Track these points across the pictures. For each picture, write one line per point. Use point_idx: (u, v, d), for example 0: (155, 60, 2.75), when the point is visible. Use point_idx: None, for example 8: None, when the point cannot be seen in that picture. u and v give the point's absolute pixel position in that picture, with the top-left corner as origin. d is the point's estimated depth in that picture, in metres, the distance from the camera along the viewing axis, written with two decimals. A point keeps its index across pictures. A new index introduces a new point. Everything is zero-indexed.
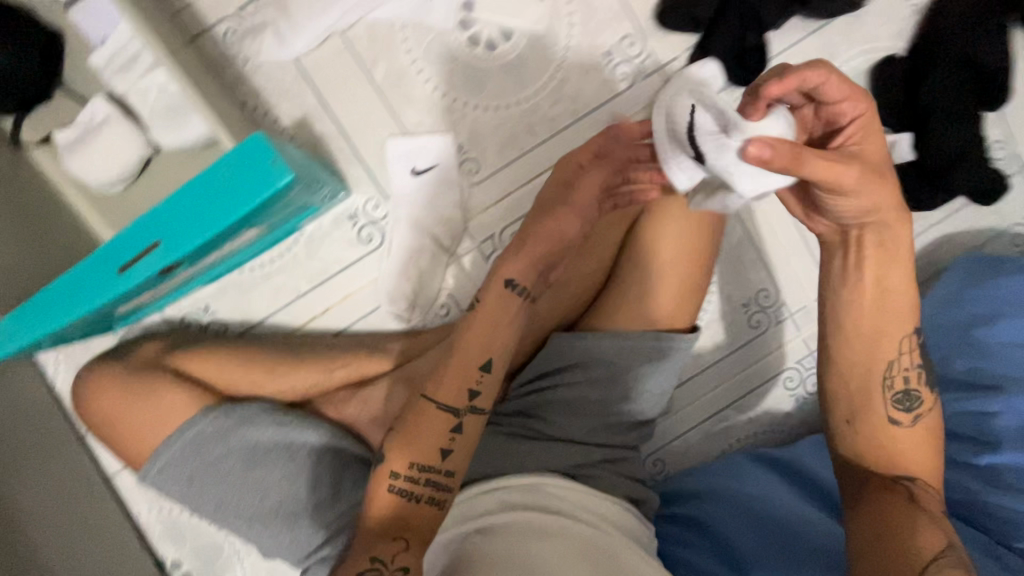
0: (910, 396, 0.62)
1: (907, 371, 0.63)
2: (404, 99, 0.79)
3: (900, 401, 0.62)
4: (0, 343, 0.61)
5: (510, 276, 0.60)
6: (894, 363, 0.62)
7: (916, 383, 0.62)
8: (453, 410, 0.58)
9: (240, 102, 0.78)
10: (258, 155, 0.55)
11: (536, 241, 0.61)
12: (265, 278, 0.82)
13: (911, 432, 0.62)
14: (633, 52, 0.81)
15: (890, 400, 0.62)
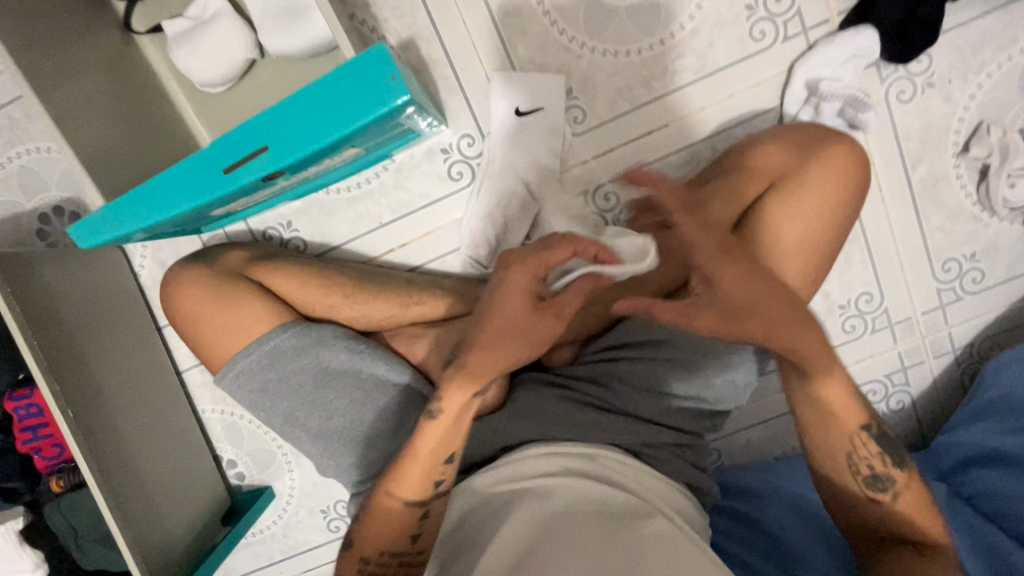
0: (880, 480, 0.60)
1: (871, 458, 0.61)
2: (518, 32, 0.74)
3: (871, 486, 0.61)
4: (101, 228, 0.61)
5: (471, 390, 0.59)
6: (854, 451, 0.61)
7: (883, 467, 0.60)
8: (420, 501, 0.61)
9: (349, 14, 0.74)
10: (377, 67, 0.52)
11: (491, 360, 0.58)
12: (349, 203, 0.80)
13: (896, 512, 0.60)
14: (779, 9, 0.72)
15: (861, 482, 0.61)
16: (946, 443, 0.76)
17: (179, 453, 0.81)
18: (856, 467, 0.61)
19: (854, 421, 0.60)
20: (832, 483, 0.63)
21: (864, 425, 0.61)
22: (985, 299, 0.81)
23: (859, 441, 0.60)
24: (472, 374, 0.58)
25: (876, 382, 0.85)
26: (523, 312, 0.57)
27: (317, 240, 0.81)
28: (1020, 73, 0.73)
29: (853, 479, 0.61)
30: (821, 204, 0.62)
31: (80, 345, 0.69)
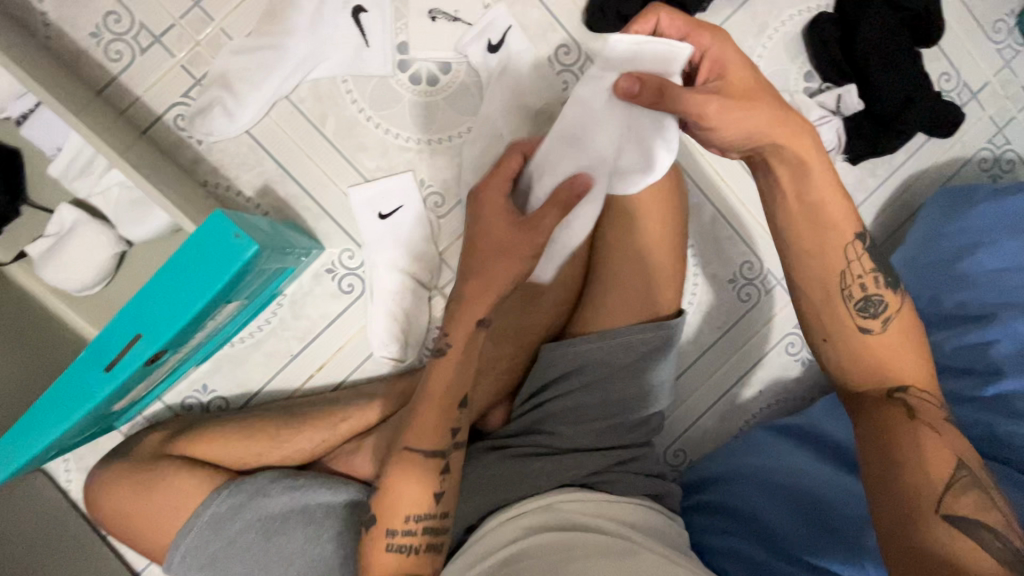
0: (870, 303, 0.61)
1: (862, 278, 0.62)
2: (359, 147, 0.81)
3: (864, 310, 0.61)
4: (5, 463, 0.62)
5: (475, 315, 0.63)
6: (847, 270, 0.62)
7: (875, 287, 0.62)
8: (440, 452, 0.63)
9: (202, 182, 0.79)
10: (220, 232, 0.57)
11: (483, 288, 0.63)
12: (256, 347, 0.82)
13: (884, 337, 0.61)
14: (569, 60, 0.83)
15: (853, 306, 0.62)
16: None
17: None
18: (847, 290, 0.62)
19: (848, 233, 0.62)
20: (822, 317, 0.63)
21: (856, 238, 0.62)
22: None
23: (853, 257, 0.62)
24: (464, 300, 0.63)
25: (792, 334, 0.91)
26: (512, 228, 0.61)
27: (236, 393, 0.82)
28: (782, 47, 0.86)
29: (846, 307, 0.62)
30: (649, 205, 0.70)
31: None
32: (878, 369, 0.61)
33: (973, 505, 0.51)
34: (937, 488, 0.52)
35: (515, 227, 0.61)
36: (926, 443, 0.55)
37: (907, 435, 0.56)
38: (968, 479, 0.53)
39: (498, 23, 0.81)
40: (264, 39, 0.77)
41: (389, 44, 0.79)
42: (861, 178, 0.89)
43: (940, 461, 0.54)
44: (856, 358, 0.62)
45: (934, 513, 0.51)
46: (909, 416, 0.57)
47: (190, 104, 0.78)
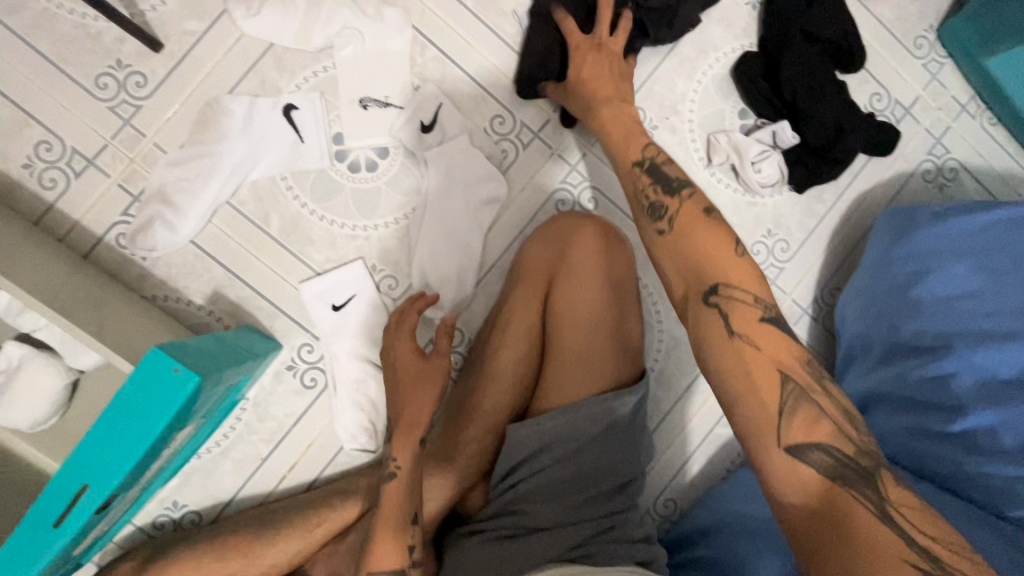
0: (657, 208, 0.61)
1: (650, 189, 0.63)
2: (306, 242, 0.81)
3: (654, 215, 0.61)
4: None
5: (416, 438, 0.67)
6: (635, 186, 0.64)
7: (658, 194, 0.62)
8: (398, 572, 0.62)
9: (150, 296, 0.79)
10: (158, 368, 0.56)
11: (419, 416, 0.67)
12: (224, 455, 0.80)
13: (681, 239, 0.58)
14: (505, 129, 0.84)
15: (646, 217, 0.62)
16: None
17: None
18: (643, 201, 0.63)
19: (630, 158, 0.67)
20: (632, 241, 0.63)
21: (637, 164, 0.66)
22: (801, 259, 0.90)
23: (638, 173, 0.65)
24: (410, 429, 0.67)
25: None
26: (417, 362, 0.68)
27: (209, 505, 0.80)
28: (714, 89, 0.87)
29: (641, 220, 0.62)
30: (593, 278, 0.72)
31: None
32: (690, 274, 0.56)
33: (806, 420, 0.49)
34: (770, 414, 0.50)
35: (418, 363, 0.68)
36: (750, 365, 0.52)
37: (730, 348, 0.52)
38: (796, 392, 0.50)
39: (429, 100, 0.81)
40: (197, 148, 0.77)
41: (324, 137, 0.80)
42: (810, 206, 0.90)
43: (765, 378, 0.51)
44: (674, 266, 0.58)
45: (774, 442, 0.49)
46: (728, 331, 0.53)
47: (130, 221, 0.78)
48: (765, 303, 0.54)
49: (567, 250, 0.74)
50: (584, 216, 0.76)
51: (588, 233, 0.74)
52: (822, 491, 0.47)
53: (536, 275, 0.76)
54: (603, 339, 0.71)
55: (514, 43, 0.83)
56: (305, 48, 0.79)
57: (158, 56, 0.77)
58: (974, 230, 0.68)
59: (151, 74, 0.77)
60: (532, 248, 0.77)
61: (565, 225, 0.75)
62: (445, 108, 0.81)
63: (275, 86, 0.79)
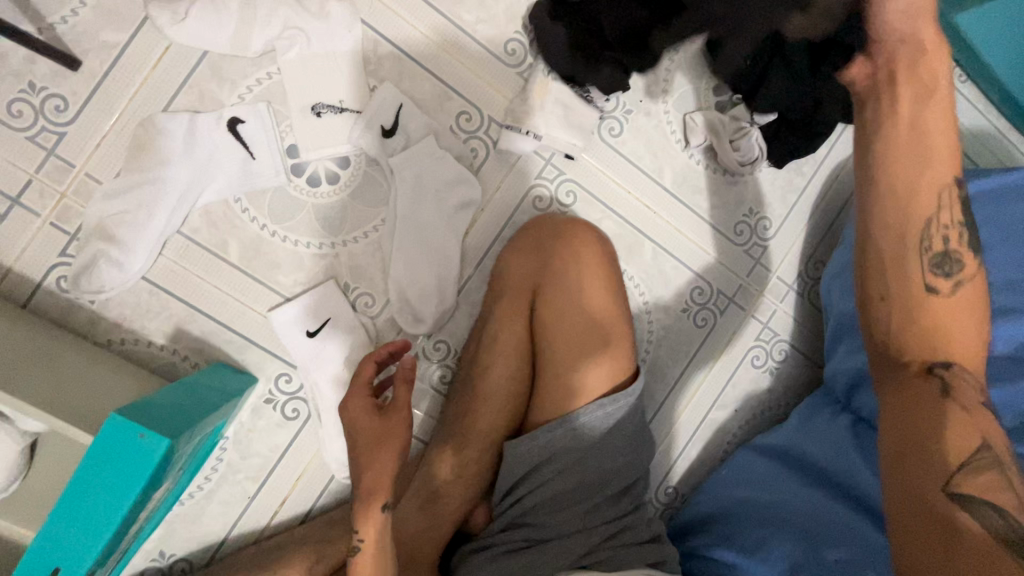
0: (944, 262, 0.52)
1: (947, 230, 0.53)
2: (271, 266, 0.75)
3: (937, 265, 0.52)
4: None
5: (377, 502, 0.63)
6: (935, 214, 0.52)
7: (958, 242, 0.52)
8: None
9: (106, 342, 0.72)
10: (122, 437, 0.51)
11: (378, 481, 0.63)
12: (209, 498, 0.76)
13: (941, 309, 0.52)
14: (473, 126, 0.79)
15: (925, 261, 0.52)
16: (833, 372, 0.82)
17: None
18: (924, 241, 0.52)
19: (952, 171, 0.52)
20: (880, 273, 0.54)
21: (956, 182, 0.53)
22: (784, 236, 0.89)
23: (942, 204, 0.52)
24: (371, 493, 0.62)
25: (756, 347, 0.91)
26: (372, 421, 0.64)
27: (198, 550, 0.76)
28: (686, 67, 0.84)
29: (918, 258, 0.52)
30: (580, 284, 0.69)
31: None
32: (920, 338, 0.53)
33: (986, 485, 0.47)
34: (949, 466, 0.48)
35: (373, 421, 0.64)
36: (950, 426, 0.49)
37: (934, 403, 0.50)
38: (988, 459, 0.49)
39: (389, 103, 0.75)
40: (136, 175, 0.70)
41: (276, 151, 0.73)
42: (790, 180, 0.88)
43: (959, 438, 0.49)
44: (910, 319, 0.53)
45: (943, 489, 0.47)
46: (943, 396, 0.50)
47: (71, 263, 0.70)
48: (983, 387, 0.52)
49: (548, 254, 0.71)
50: (564, 220, 0.72)
51: (577, 237, 0.71)
52: (990, 550, 0.44)
53: (520, 285, 0.72)
54: (595, 343, 0.69)
55: (476, 33, 0.78)
56: (245, 54, 0.71)
57: (77, 75, 0.69)
58: (961, 202, 0.68)
59: (71, 95, 0.69)
60: (509, 254, 0.73)
61: (546, 229, 0.72)
62: (408, 110, 0.76)
63: (217, 100, 0.72)
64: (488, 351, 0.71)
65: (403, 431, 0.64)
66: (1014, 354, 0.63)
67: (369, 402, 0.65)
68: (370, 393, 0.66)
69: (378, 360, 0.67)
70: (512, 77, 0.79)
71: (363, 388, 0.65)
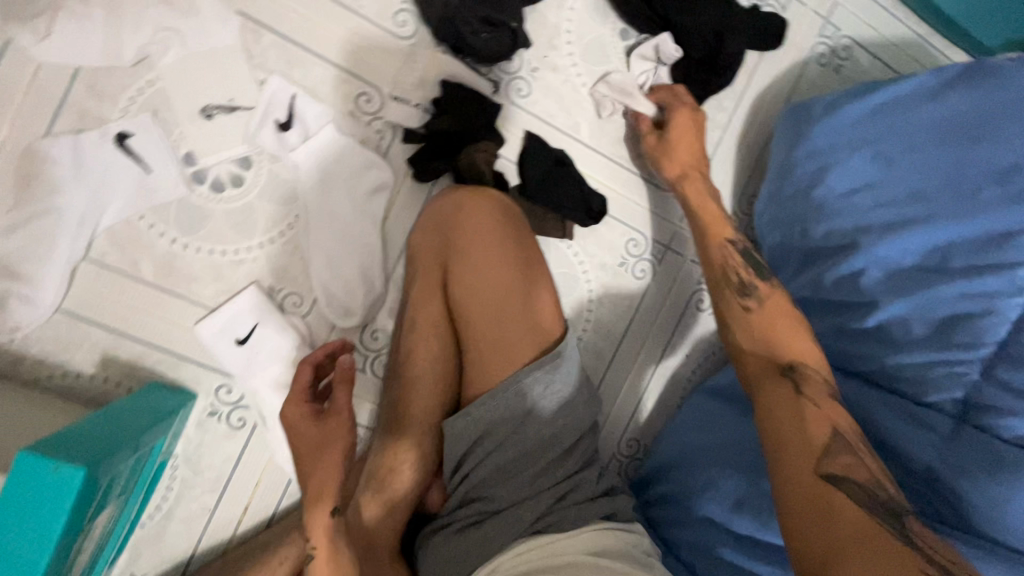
0: (746, 288, 0.67)
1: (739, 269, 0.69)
2: (190, 279, 0.74)
3: (742, 293, 0.67)
4: None
5: (326, 506, 0.59)
6: (726, 262, 0.70)
7: (749, 276, 0.67)
8: None
9: (33, 379, 0.71)
10: (36, 472, 0.51)
11: (323, 486, 0.60)
12: (170, 516, 0.76)
13: (757, 327, 0.64)
14: (374, 107, 0.76)
15: (734, 293, 0.67)
16: None
17: None
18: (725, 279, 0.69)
19: (722, 233, 0.72)
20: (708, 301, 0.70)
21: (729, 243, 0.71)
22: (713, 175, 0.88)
23: (727, 253, 0.70)
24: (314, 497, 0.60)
25: (699, 290, 0.90)
26: (311, 426, 0.62)
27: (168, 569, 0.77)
28: (588, 13, 0.81)
29: (727, 292, 0.68)
30: (490, 254, 0.68)
31: None
32: (765, 352, 0.62)
33: (849, 464, 0.51)
34: (816, 452, 0.52)
35: (311, 426, 0.63)
36: (807, 417, 0.54)
37: (787, 402, 0.56)
38: (845, 445, 0.53)
39: (281, 94, 0.73)
40: (27, 207, 0.67)
41: (171, 160, 0.71)
42: (713, 118, 0.86)
43: (816, 428, 0.53)
44: (751, 338, 0.64)
45: (814, 473, 0.50)
46: (796, 394, 0.56)
47: None
48: (828, 381, 0.59)
49: (454, 229, 0.70)
50: (465, 192, 0.71)
51: (475, 208, 0.70)
52: (866, 522, 0.46)
53: (432, 265, 0.71)
54: (515, 311, 0.68)
55: (361, 7, 0.74)
56: (118, 64, 0.68)
57: None
58: (859, 120, 0.69)
59: None
60: (420, 236, 0.73)
61: (450, 204, 0.71)
62: (302, 98, 0.73)
63: (100, 116, 0.69)
64: (416, 333, 0.71)
65: (346, 432, 0.62)
66: (929, 264, 0.62)
67: (307, 409, 0.64)
68: (306, 403, 0.65)
69: (314, 364, 0.66)
70: (404, 49, 0.76)
71: (298, 400, 0.64)
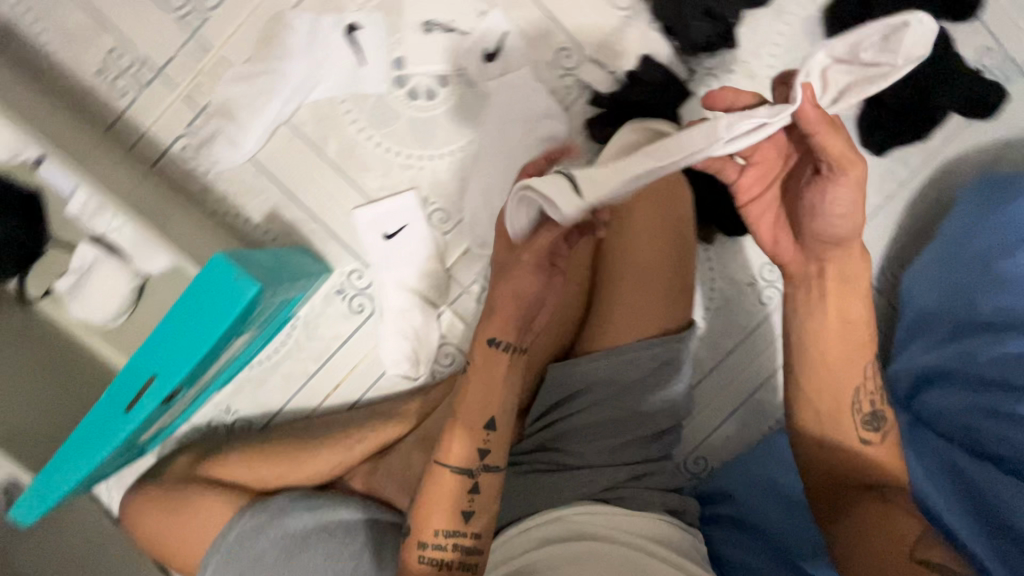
0: (875, 419, 0.65)
1: (873, 395, 0.66)
2: (361, 167, 0.81)
3: (868, 425, 0.65)
4: (23, 515, 0.64)
5: (489, 333, 0.64)
6: (862, 387, 0.65)
7: (882, 404, 0.65)
8: (467, 472, 0.64)
9: (211, 211, 0.81)
10: (221, 275, 0.58)
11: None
12: (274, 368, 0.84)
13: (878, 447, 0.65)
14: (571, 63, 0.80)
15: (858, 420, 0.65)
16: (898, 370, 0.76)
17: None
18: (857, 407, 0.65)
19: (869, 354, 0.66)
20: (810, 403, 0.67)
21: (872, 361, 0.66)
22: (872, 227, 0.85)
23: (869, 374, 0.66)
24: None
25: None
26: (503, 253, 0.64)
27: (258, 413, 0.85)
28: (802, 32, 0.80)
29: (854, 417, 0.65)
30: (650, 225, 0.71)
31: None
32: (853, 463, 0.65)
33: (943, 553, 0.56)
34: (905, 542, 0.57)
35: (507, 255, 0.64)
36: (894, 515, 0.59)
37: (879, 507, 0.60)
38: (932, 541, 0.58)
39: (494, 28, 0.78)
40: (261, 64, 0.77)
41: (384, 59, 0.78)
42: (891, 170, 0.84)
43: (903, 523, 0.59)
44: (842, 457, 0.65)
45: (907, 557, 0.56)
46: (883, 500, 0.61)
47: (195, 134, 0.79)
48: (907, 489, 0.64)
49: None
50: None
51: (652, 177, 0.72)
52: None
53: None
54: (654, 287, 0.70)
55: None
56: None
57: None
58: None
59: None
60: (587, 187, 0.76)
61: None
62: (511, 37, 0.78)
63: (340, 5, 0.77)
64: None
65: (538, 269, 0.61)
66: None
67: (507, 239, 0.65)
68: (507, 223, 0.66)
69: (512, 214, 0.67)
70: (617, 18, 0.79)
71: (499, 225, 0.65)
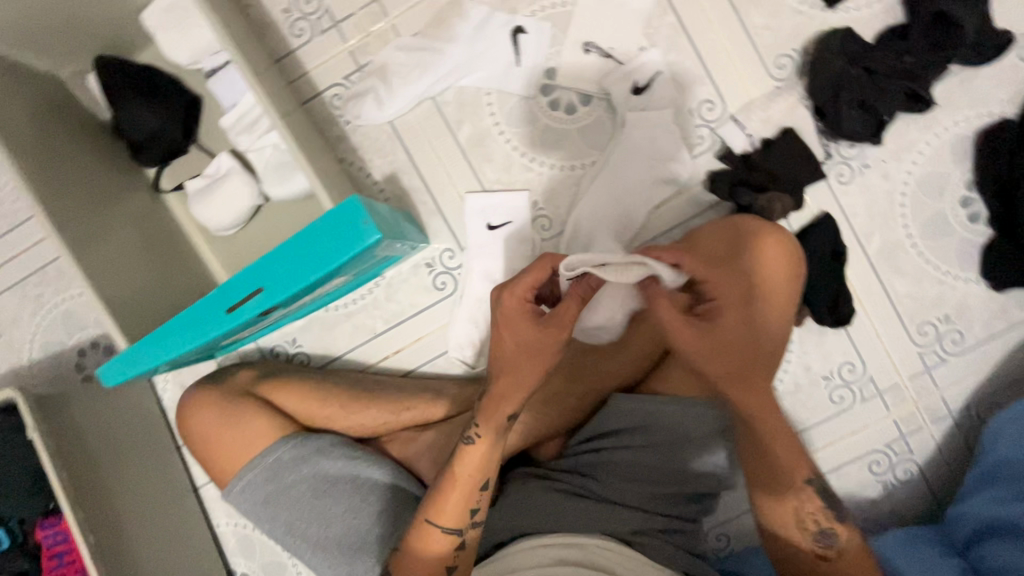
0: (826, 535, 0.64)
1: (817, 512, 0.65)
2: (486, 158, 0.85)
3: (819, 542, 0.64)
4: (111, 375, 0.69)
5: (506, 411, 0.64)
6: (801, 505, 0.65)
7: (827, 521, 0.64)
8: (457, 530, 0.64)
9: (339, 158, 0.86)
10: (351, 215, 0.62)
11: (511, 388, 0.64)
12: (347, 317, 0.88)
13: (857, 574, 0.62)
14: (711, 117, 0.82)
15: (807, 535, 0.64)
16: (959, 513, 0.73)
17: (183, 560, 0.82)
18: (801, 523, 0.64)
19: (802, 471, 0.65)
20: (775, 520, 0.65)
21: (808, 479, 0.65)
22: (967, 360, 0.82)
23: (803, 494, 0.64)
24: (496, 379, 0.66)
25: (880, 452, 0.83)
26: (531, 330, 0.62)
27: (320, 353, 0.89)
28: (949, 148, 0.80)
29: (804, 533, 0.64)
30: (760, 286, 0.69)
31: (80, 465, 0.74)
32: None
33: None
34: None
35: (535, 329, 0.62)
36: None
37: None
38: None
39: (649, 64, 0.81)
40: (428, 40, 0.82)
41: (539, 67, 0.82)
42: (1004, 308, 0.81)
43: None
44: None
45: None
46: None
47: (349, 87, 0.85)
48: None
49: (747, 245, 0.71)
50: (769, 223, 0.73)
51: (771, 258, 0.70)
52: None
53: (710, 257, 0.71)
54: None
55: (757, 37, 0.81)
56: None
57: None
58: None
59: None
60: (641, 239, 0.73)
61: (760, 225, 0.72)
62: (662, 77, 0.81)
63: (514, 6, 0.82)
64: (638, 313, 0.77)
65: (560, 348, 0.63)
66: None
67: (528, 309, 0.63)
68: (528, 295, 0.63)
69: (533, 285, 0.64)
70: (769, 85, 0.81)
71: (521, 297, 0.63)
